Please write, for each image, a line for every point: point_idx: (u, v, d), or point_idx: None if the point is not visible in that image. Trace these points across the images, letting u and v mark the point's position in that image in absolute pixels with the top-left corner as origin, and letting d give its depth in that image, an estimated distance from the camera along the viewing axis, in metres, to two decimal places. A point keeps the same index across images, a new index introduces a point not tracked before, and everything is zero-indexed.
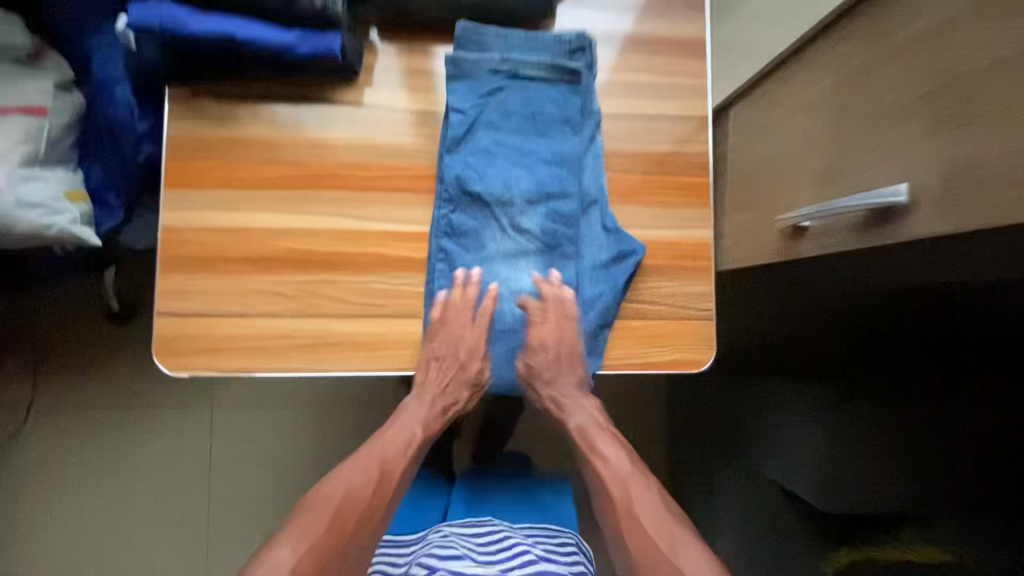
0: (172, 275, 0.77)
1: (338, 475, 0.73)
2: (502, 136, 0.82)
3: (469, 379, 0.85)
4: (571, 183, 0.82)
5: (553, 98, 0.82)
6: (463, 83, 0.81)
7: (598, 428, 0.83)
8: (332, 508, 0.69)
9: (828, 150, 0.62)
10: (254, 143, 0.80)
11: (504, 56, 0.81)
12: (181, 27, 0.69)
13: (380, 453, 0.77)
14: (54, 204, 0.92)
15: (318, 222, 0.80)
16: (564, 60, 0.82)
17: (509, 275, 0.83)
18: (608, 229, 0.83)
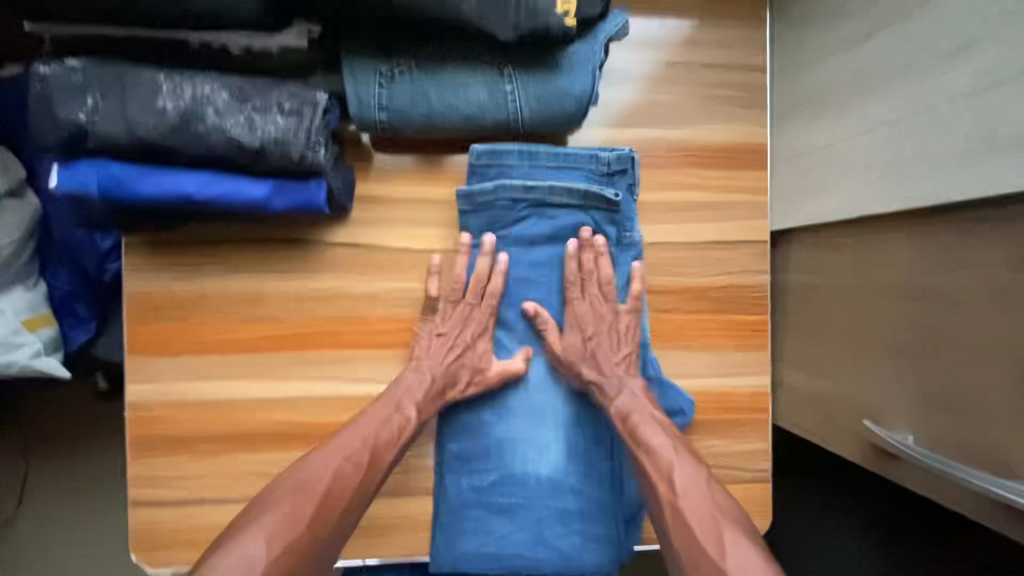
0: (145, 458, 0.66)
1: (320, 453, 0.59)
2: (524, 270, 0.71)
3: (474, 363, 0.69)
4: (604, 329, 0.71)
5: (585, 227, 0.70)
6: (479, 215, 0.68)
7: (646, 416, 0.65)
8: (311, 496, 0.55)
9: (940, 366, 0.49)
10: (232, 298, 0.67)
11: (530, 182, 0.67)
12: (124, 189, 0.55)
13: (366, 433, 0.61)
14: (12, 340, 0.82)
15: (311, 387, 0.68)
16: (600, 187, 0.68)
17: (531, 436, 0.70)
18: (650, 378, 0.72)
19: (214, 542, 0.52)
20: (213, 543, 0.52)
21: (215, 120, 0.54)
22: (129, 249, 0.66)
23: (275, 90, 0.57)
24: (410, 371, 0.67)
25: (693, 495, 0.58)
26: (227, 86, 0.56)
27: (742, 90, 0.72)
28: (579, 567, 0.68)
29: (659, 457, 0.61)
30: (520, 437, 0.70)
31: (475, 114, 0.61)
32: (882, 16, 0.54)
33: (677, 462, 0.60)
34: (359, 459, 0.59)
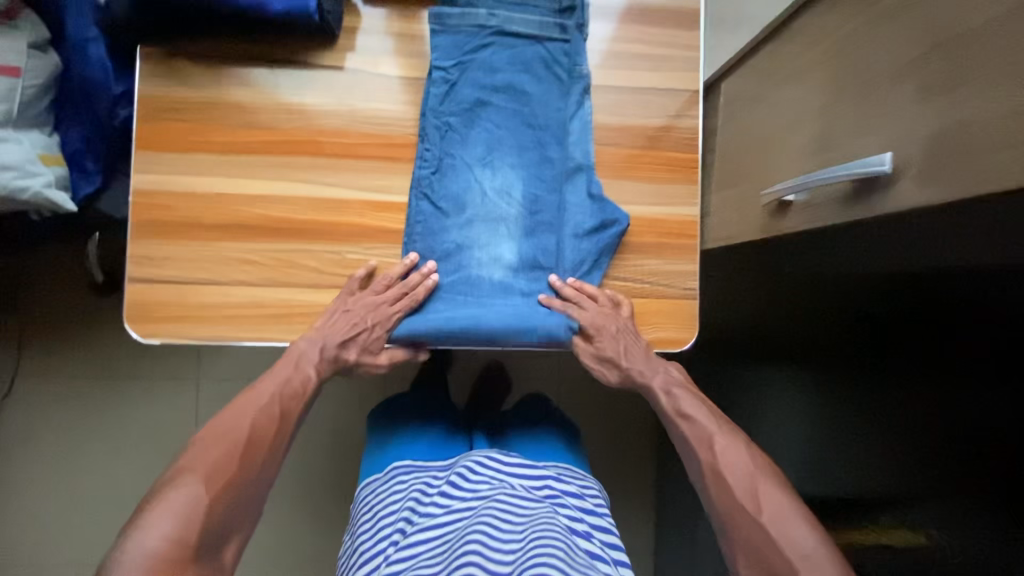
0: (144, 240, 0.76)
1: (235, 412, 0.67)
2: (487, 90, 0.80)
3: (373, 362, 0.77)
4: (555, 149, 0.81)
5: (540, 56, 0.81)
6: (448, 37, 0.79)
7: (688, 394, 0.73)
8: (229, 445, 0.63)
9: (814, 126, 0.60)
10: (230, 108, 0.77)
11: (492, 12, 0.80)
12: None
13: (274, 392, 0.69)
14: (27, 168, 0.91)
15: (294, 189, 0.78)
16: (553, 19, 0.81)
17: (488, 242, 0.79)
18: (593, 196, 0.81)
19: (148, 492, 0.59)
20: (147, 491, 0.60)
21: None
22: (144, 58, 0.76)
23: None
24: (318, 338, 0.74)
25: (716, 450, 0.67)
26: None
27: None
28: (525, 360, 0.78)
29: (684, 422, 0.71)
30: (479, 241, 0.79)
31: None
32: None
33: (712, 427, 0.69)
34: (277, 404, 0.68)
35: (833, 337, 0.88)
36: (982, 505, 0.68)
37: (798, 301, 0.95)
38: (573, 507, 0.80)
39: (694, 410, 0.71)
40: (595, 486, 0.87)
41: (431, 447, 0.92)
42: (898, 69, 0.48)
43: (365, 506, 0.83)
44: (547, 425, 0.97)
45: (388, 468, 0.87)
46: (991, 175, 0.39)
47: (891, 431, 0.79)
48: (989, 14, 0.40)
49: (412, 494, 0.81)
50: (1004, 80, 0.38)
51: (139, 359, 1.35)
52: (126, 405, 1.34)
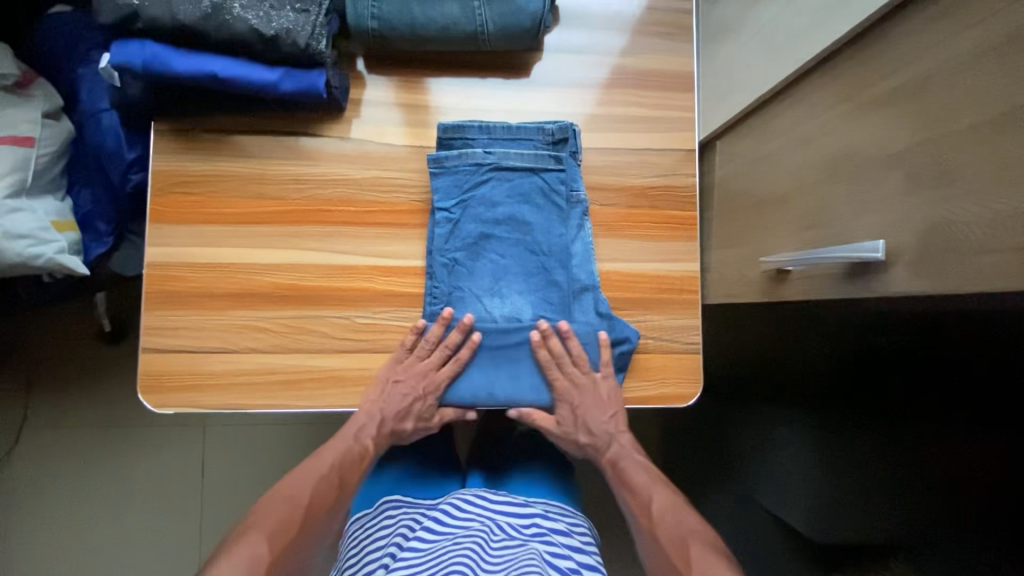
0: (157, 311, 0.77)
1: (298, 478, 0.72)
2: (490, 224, 0.81)
3: (421, 419, 0.81)
4: (561, 272, 0.81)
5: (538, 187, 0.82)
6: (447, 178, 0.80)
7: (631, 462, 0.79)
8: (294, 507, 0.68)
9: (807, 196, 0.63)
10: (241, 179, 0.80)
11: (488, 150, 0.81)
12: (164, 66, 0.69)
13: (332, 461, 0.75)
14: (41, 235, 0.93)
15: (304, 257, 0.80)
16: (547, 150, 0.82)
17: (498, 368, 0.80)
18: (601, 313, 0.82)
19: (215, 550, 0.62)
20: (216, 548, 0.63)
21: (239, 12, 0.69)
22: (159, 133, 0.79)
23: None
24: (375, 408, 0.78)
25: (665, 518, 0.70)
26: None
27: (673, 27, 0.87)
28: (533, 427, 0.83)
29: (638, 493, 0.75)
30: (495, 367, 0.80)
31: (450, 27, 0.78)
32: None
33: (655, 496, 0.74)
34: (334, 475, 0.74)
35: (843, 383, 0.95)
36: (977, 530, 0.82)
37: (800, 345, 0.99)
38: (561, 544, 0.80)
39: (639, 479, 0.77)
40: (583, 524, 0.87)
41: (420, 483, 0.93)
42: (887, 156, 0.51)
43: (352, 541, 0.82)
44: (539, 461, 0.98)
45: (377, 503, 0.87)
46: (977, 271, 0.41)
47: (917, 474, 0.88)
48: (973, 118, 0.42)
49: (399, 529, 0.81)
50: (987, 183, 0.41)
51: (147, 409, 1.35)
52: (134, 455, 1.34)
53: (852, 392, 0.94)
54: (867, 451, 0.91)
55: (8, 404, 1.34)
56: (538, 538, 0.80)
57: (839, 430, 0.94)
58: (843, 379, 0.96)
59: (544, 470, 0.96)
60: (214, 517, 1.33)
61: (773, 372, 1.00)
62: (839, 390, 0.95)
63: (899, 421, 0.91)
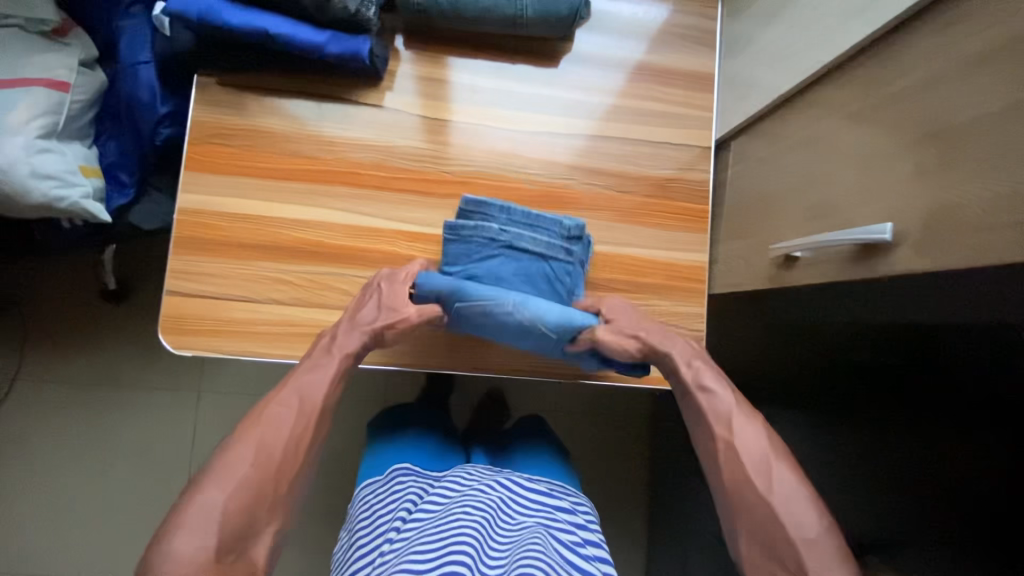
0: (183, 256, 0.79)
1: (276, 411, 0.65)
2: (494, 293, 0.80)
3: (390, 316, 0.75)
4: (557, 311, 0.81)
5: (544, 274, 0.80)
6: (459, 245, 0.80)
7: (703, 364, 0.73)
8: (253, 455, 0.61)
9: (815, 190, 0.67)
10: (276, 136, 0.82)
11: (503, 227, 0.79)
12: (217, 18, 0.72)
13: (298, 379, 0.68)
14: (68, 178, 0.94)
15: (331, 216, 0.82)
16: (562, 245, 0.80)
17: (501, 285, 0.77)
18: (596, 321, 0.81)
19: (184, 489, 0.59)
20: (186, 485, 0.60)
21: None
22: (199, 85, 0.81)
23: None
24: (343, 327, 0.74)
25: (733, 431, 0.65)
26: None
27: (696, 31, 0.93)
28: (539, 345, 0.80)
29: (699, 400, 0.70)
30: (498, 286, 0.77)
31: (489, 7, 0.81)
32: None
33: (730, 404, 0.68)
34: (301, 404, 0.66)
35: (841, 386, 0.98)
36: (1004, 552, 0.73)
37: (802, 350, 1.05)
38: (565, 521, 0.83)
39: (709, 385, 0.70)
40: (586, 505, 0.89)
41: (431, 457, 0.96)
42: (895, 151, 0.55)
43: (365, 506, 0.85)
44: (544, 440, 1.02)
45: (389, 469, 0.90)
46: (976, 248, 0.45)
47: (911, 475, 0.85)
48: (979, 111, 0.46)
49: (408, 497, 0.83)
50: (992, 168, 0.45)
51: (144, 368, 1.35)
52: (128, 412, 1.34)
53: (846, 395, 0.96)
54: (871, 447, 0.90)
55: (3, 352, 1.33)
56: (542, 516, 0.83)
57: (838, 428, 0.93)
58: (840, 381, 0.99)
59: (550, 450, 1.00)
60: None
61: (773, 377, 1.05)
62: (835, 391, 0.98)
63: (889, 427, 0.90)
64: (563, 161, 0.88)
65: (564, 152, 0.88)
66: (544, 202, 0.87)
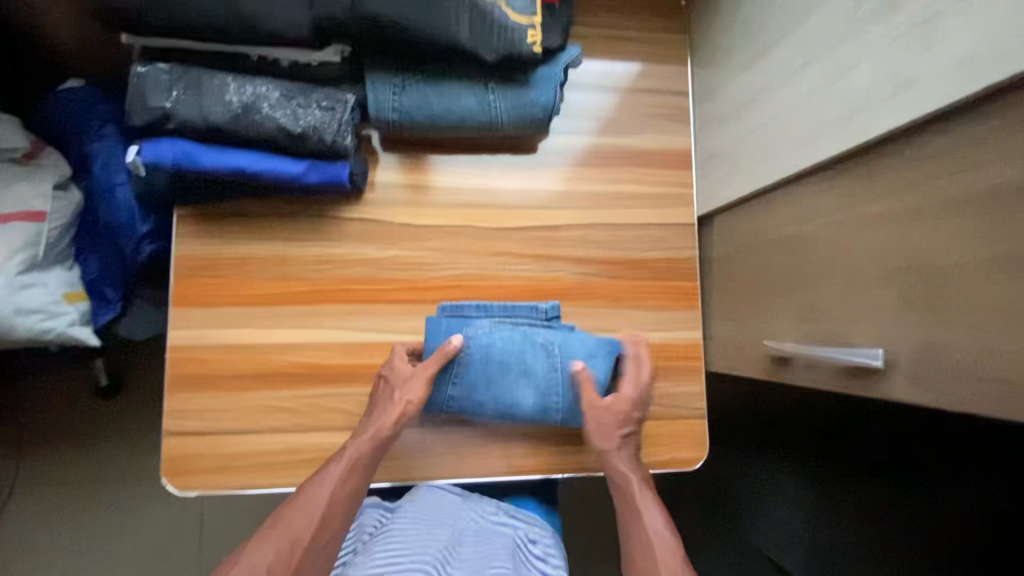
0: (180, 394, 0.78)
1: (298, 505, 0.70)
2: (492, 366, 0.82)
3: (399, 399, 0.77)
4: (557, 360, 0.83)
5: (538, 344, 0.82)
6: (451, 325, 0.82)
7: (643, 494, 0.79)
8: (275, 541, 0.67)
9: (804, 290, 0.68)
10: (263, 261, 0.82)
11: (491, 323, 0.82)
12: (193, 163, 0.71)
13: (327, 469, 0.73)
14: (52, 309, 0.93)
15: (326, 336, 0.82)
16: (545, 329, 0.83)
17: (512, 358, 0.82)
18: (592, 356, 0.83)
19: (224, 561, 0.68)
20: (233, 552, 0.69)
21: (268, 111, 0.72)
22: (179, 218, 0.81)
23: (314, 92, 0.75)
24: (371, 417, 0.77)
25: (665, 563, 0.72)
26: (278, 86, 0.73)
27: (668, 109, 0.94)
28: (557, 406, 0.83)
29: (641, 533, 0.76)
30: (508, 363, 0.82)
31: (467, 116, 0.81)
32: (762, 47, 0.76)
33: (664, 537, 0.75)
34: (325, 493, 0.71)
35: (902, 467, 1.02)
36: None
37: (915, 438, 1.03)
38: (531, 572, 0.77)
39: (654, 515, 0.77)
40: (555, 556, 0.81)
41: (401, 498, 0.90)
42: (881, 273, 0.56)
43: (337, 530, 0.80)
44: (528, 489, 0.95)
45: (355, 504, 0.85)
46: (972, 397, 0.47)
47: (857, 530, 1.02)
48: (964, 256, 0.48)
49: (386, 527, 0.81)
50: (983, 319, 0.46)
51: (145, 464, 1.32)
52: (128, 512, 1.30)
53: (877, 469, 1.04)
54: (886, 516, 1.00)
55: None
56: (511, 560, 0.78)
57: (845, 494, 1.05)
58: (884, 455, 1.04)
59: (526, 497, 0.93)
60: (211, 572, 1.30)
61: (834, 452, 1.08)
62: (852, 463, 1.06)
63: (875, 489, 1.03)
64: (551, 253, 0.89)
65: (551, 244, 0.89)
66: (536, 296, 0.88)
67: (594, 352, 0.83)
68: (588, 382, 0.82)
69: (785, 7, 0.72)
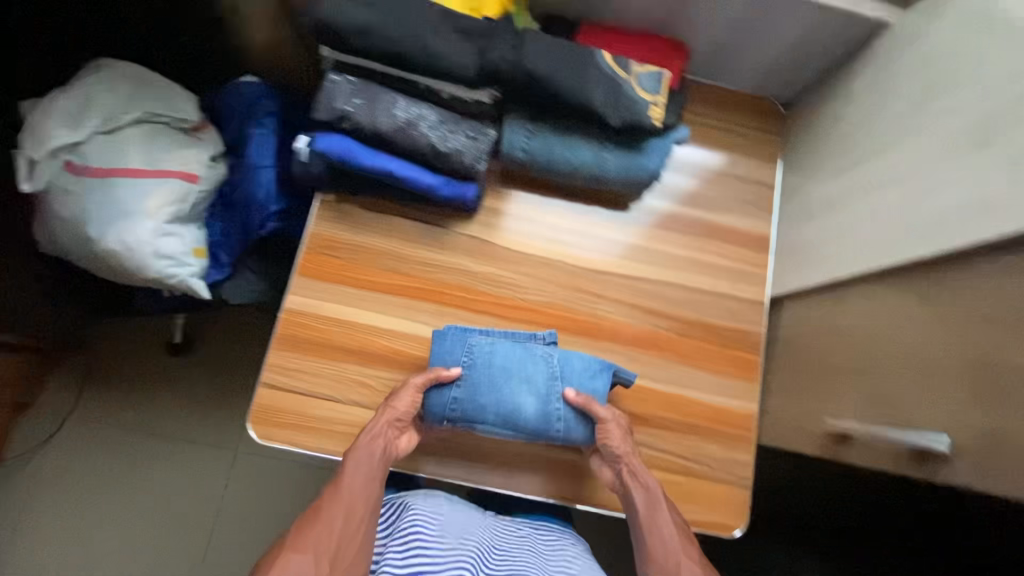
0: (282, 351, 0.87)
1: (321, 511, 0.74)
2: (497, 374, 0.84)
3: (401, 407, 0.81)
4: (555, 378, 0.85)
5: (538, 358, 0.85)
6: (449, 341, 0.86)
7: (659, 505, 0.82)
8: (305, 544, 0.71)
9: (873, 377, 0.73)
10: (381, 253, 0.92)
11: (493, 346, 0.86)
12: (354, 159, 0.84)
13: (344, 473, 0.77)
14: (181, 258, 1.06)
15: (417, 329, 0.91)
16: (540, 346, 0.87)
17: (518, 376, 0.84)
18: (588, 372, 0.86)
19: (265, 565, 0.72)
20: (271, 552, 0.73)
21: (423, 130, 0.85)
22: (321, 202, 0.93)
23: (463, 122, 0.88)
24: (377, 422, 0.81)
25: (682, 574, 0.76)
26: (435, 112, 0.87)
27: (756, 197, 1.03)
28: (568, 423, 0.84)
29: (659, 541, 0.79)
30: (506, 377, 0.84)
31: (582, 167, 0.92)
32: (856, 159, 0.85)
33: (677, 546, 0.78)
34: (345, 497, 0.76)
35: None
36: None
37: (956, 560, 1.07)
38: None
39: (666, 526, 0.80)
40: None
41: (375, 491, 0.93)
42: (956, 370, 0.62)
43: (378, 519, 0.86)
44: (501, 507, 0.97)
45: None
46: None
47: None
48: None
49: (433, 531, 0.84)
50: None
51: (194, 422, 1.40)
52: (166, 463, 1.37)
53: None
54: None
55: (61, 394, 1.38)
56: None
57: None
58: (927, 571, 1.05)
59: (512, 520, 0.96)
60: (224, 541, 1.33)
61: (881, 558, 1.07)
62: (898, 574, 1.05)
63: None
64: (630, 300, 0.96)
65: (632, 292, 0.97)
66: (610, 336, 0.95)
67: (587, 370, 0.86)
68: (590, 411, 0.84)
69: (883, 129, 0.81)
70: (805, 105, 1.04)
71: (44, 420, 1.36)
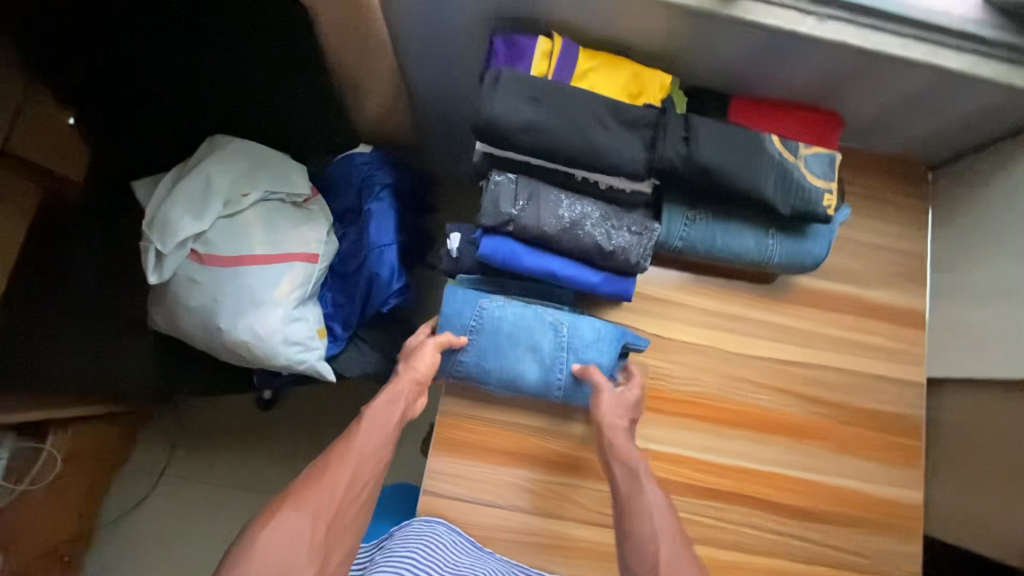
0: (442, 456, 0.85)
1: (334, 468, 0.67)
2: (501, 339, 0.82)
3: (424, 367, 0.79)
4: (564, 344, 0.83)
5: (548, 323, 0.83)
6: (464, 303, 0.82)
7: (629, 471, 0.76)
8: (318, 501, 0.64)
9: None
10: None
11: (466, 297, 0.83)
12: (517, 261, 0.81)
13: (359, 433, 0.72)
14: (309, 342, 1.03)
15: (574, 427, 0.88)
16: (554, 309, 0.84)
17: (486, 335, 0.82)
18: (601, 338, 0.84)
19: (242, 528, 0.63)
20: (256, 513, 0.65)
21: (590, 229, 0.81)
22: None
23: (627, 216, 0.83)
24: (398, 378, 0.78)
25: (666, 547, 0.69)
26: (598, 208, 0.83)
27: (908, 269, 0.99)
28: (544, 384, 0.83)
29: (644, 513, 0.72)
30: (510, 344, 0.82)
31: (743, 253, 0.88)
32: None
33: (662, 518, 0.72)
34: (355, 457, 0.69)
35: None
36: None
37: None
38: None
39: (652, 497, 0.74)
40: None
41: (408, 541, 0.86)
42: None
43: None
44: None
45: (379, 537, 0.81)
46: None
47: None
48: None
49: None
50: None
51: None
52: None
53: None
54: None
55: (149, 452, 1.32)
56: None
57: None
58: None
59: None
60: None
61: None
62: None
63: None
64: (784, 388, 0.93)
65: (785, 379, 0.93)
66: (765, 427, 0.92)
67: (610, 342, 0.84)
68: (597, 378, 0.81)
69: None
70: (956, 172, 0.99)
71: (134, 483, 1.30)
